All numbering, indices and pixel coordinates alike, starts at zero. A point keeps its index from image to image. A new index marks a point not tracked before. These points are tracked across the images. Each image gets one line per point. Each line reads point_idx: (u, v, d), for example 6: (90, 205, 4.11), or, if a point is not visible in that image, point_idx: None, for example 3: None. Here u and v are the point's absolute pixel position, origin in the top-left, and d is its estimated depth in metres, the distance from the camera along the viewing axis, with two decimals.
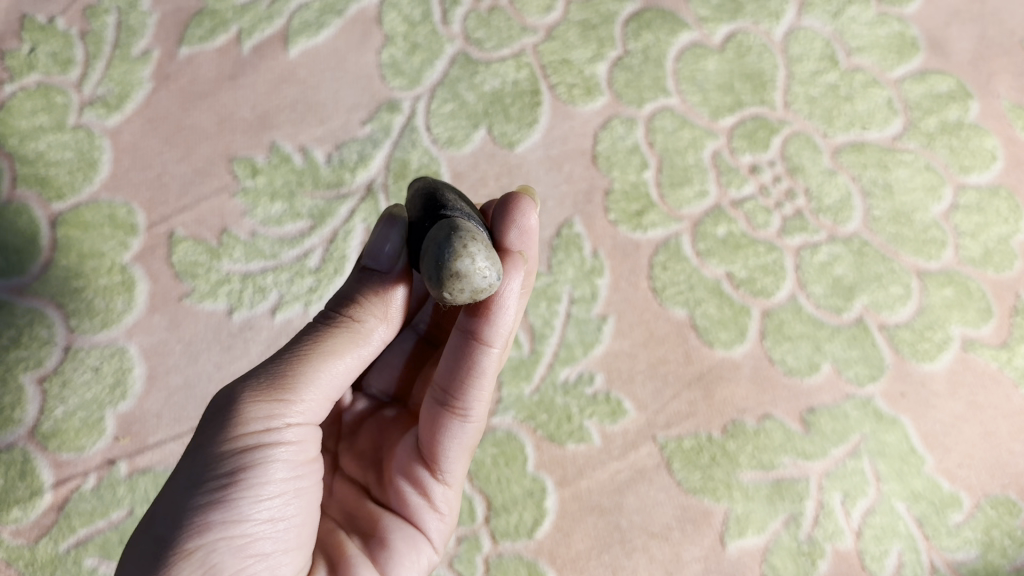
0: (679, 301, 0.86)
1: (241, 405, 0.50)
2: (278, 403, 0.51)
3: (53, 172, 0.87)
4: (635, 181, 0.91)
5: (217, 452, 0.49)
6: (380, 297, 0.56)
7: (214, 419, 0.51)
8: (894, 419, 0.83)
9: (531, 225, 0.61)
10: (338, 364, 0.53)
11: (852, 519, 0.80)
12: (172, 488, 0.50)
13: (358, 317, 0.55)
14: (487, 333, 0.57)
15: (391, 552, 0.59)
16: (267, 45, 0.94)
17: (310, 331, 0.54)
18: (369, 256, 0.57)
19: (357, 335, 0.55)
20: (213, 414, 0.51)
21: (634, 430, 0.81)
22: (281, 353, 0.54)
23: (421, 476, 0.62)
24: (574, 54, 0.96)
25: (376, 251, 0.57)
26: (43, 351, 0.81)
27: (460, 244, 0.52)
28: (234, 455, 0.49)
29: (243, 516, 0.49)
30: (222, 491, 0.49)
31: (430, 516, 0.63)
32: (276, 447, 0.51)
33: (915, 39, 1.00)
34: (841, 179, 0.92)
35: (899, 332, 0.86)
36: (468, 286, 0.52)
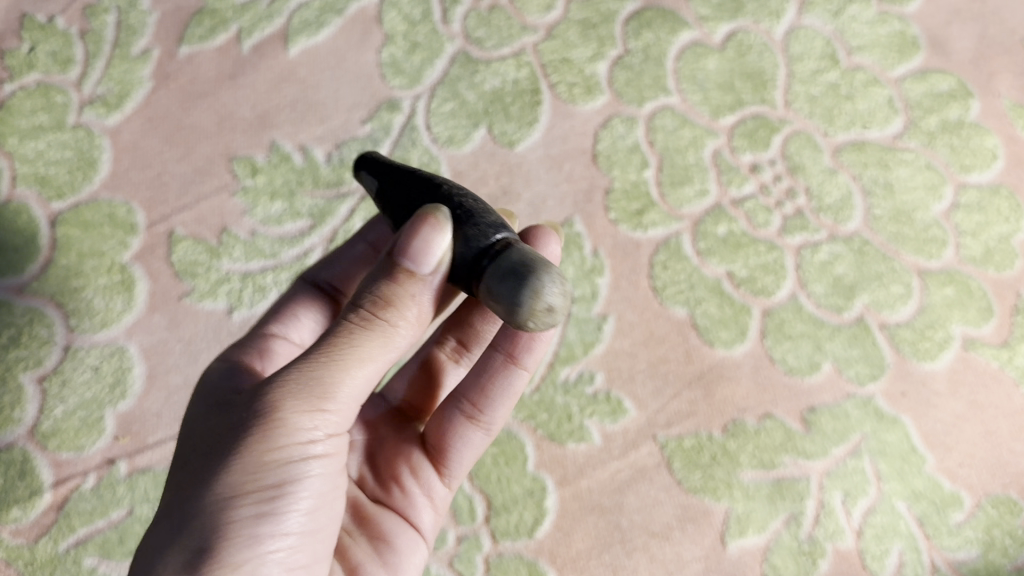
0: (679, 301, 0.86)
1: (281, 418, 0.47)
2: (317, 415, 0.48)
3: (53, 171, 0.87)
4: (635, 180, 0.90)
5: (259, 466, 0.47)
6: (414, 295, 0.51)
7: (248, 429, 0.47)
8: (895, 419, 0.83)
9: (553, 255, 0.69)
10: (374, 371, 0.50)
11: (853, 519, 0.79)
12: (201, 499, 0.47)
13: (393, 320, 0.50)
14: (526, 353, 0.66)
15: (398, 555, 0.61)
16: (267, 44, 0.94)
17: (342, 329, 0.49)
18: (410, 252, 0.51)
19: (392, 340, 0.50)
20: (246, 420, 0.48)
21: (634, 430, 0.81)
22: (311, 351, 0.49)
23: (429, 479, 0.66)
24: (574, 53, 0.96)
25: (418, 252, 0.51)
26: (42, 350, 0.81)
27: (548, 277, 0.51)
28: (276, 470, 0.48)
29: (284, 525, 0.49)
30: (268, 503, 0.48)
31: (426, 514, 0.66)
32: (313, 458, 0.49)
33: (916, 38, 0.99)
34: (842, 179, 0.92)
35: (899, 332, 0.86)
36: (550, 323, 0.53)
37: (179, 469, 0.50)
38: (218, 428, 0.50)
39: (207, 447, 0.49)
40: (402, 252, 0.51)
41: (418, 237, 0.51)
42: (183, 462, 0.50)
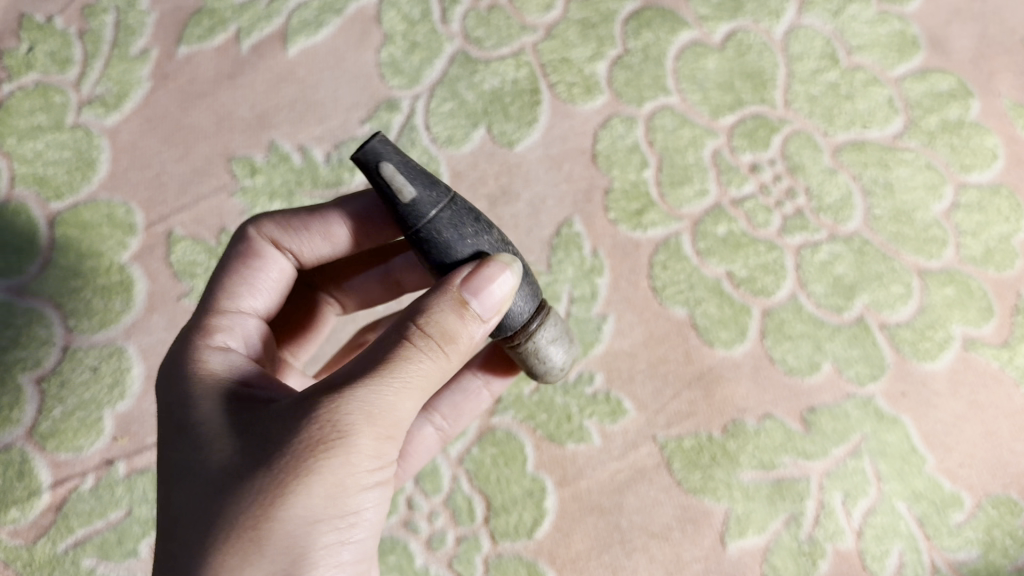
0: (679, 301, 0.86)
1: (359, 443, 0.47)
2: (386, 439, 0.49)
3: (52, 171, 0.87)
4: (635, 180, 0.90)
5: (335, 486, 0.47)
6: (473, 327, 0.52)
7: (324, 449, 0.46)
8: (895, 419, 0.83)
9: None
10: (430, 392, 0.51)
11: (852, 519, 0.79)
12: (275, 519, 0.46)
13: (452, 351, 0.51)
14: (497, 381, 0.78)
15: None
16: (266, 44, 0.94)
17: (411, 355, 0.49)
18: (475, 290, 0.51)
19: (448, 368, 0.51)
20: (319, 441, 0.46)
21: (634, 430, 0.81)
22: (380, 371, 0.48)
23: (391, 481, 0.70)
24: (573, 53, 0.96)
25: (483, 293, 0.51)
26: (42, 350, 0.81)
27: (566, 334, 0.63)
28: (351, 493, 0.48)
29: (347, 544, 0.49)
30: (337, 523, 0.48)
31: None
32: (379, 478, 0.50)
33: (916, 37, 0.99)
34: (842, 179, 0.92)
35: (899, 332, 0.86)
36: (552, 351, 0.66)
37: (220, 477, 0.47)
38: (267, 435, 0.48)
39: (263, 459, 0.46)
40: (469, 288, 0.51)
41: (486, 278, 0.52)
42: (222, 467, 0.47)
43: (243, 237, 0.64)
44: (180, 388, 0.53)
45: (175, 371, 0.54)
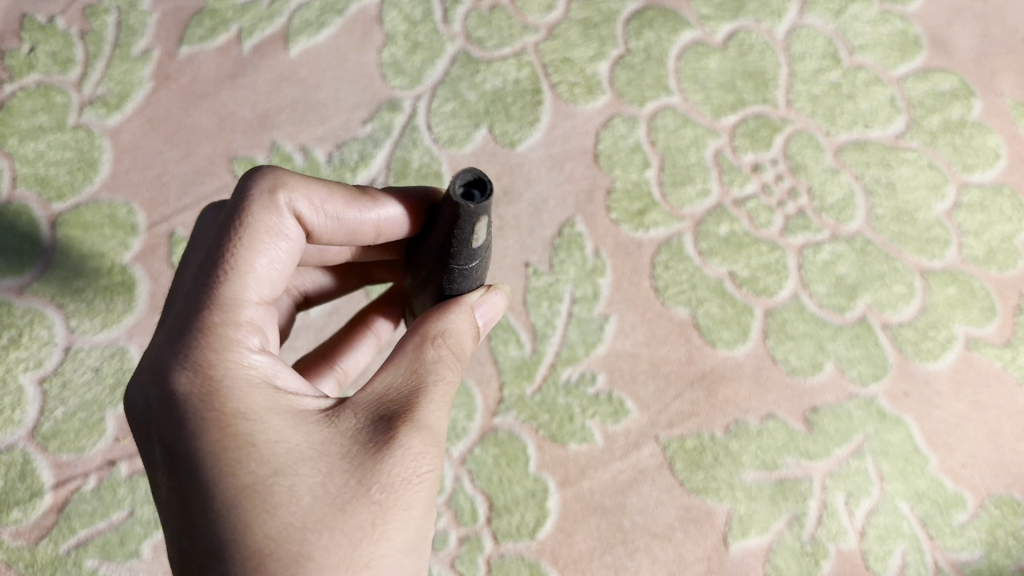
0: (682, 301, 0.86)
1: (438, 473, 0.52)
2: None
3: (53, 172, 0.87)
4: (637, 180, 0.90)
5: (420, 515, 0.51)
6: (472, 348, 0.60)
7: (420, 480, 0.50)
8: (898, 419, 0.83)
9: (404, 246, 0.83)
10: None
11: (855, 520, 0.79)
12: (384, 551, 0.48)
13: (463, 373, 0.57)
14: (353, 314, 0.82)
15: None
16: (268, 44, 0.94)
17: (454, 377, 0.55)
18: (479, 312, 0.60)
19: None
20: (417, 472, 0.50)
21: (637, 430, 0.81)
22: (439, 398, 0.53)
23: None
24: (575, 53, 0.96)
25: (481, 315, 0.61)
26: (43, 351, 0.81)
27: None
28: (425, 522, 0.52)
29: None
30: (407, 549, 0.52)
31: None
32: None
33: (918, 37, 0.99)
34: (844, 178, 0.92)
35: (902, 332, 0.86)
36: None
37: (319, 508, 0.47)
38: (359, 467, 0.49)
39: (369, 493, 0.48)
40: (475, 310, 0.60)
41: (487, 303, 0.61)
42: (318, 497, 0.48)
43: (272, 200, 0.56)
44: (227, 401, 0.50)
45: (215, 376, 0.50)
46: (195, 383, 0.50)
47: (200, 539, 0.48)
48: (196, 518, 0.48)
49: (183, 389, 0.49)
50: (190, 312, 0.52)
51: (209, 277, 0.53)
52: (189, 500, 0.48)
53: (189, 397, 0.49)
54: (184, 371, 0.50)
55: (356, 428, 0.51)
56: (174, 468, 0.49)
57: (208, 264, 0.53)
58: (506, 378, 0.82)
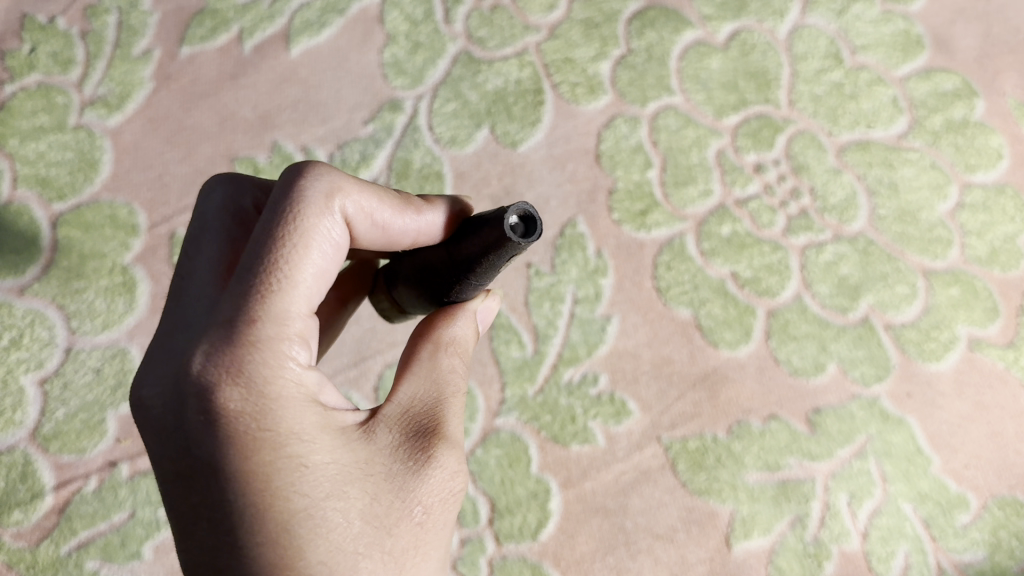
0: (684, 301, 0.86)
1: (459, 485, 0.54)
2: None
3: (54, 172, 0.87)
4: (639, 180, 0.90)
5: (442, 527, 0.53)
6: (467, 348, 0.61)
7: (452, 497, 0.52)
8: (900, 420, 0.83)
9: None
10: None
11: (858, 521, 0.79)
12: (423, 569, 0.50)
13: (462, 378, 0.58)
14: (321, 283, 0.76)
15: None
16: (269, 44, 0.94)
17: (466, 388, 0.56)
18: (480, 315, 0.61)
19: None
20: (451, 489, 0.52)
21: (639, 431, 0.81)
22: (458, 411, 0.55)
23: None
24: (577, 53, 0.95)
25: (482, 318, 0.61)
26: (44, 352, 0.81)
27: None
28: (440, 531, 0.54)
29: None
30: None
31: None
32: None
33: (920, 37, 0.99)
34: (846, 178, 0.92)
35: (905, 332, 0.86)
36: None
37: (370, 531, 0.48)
38: (403, 488, 0.50)
39: (414, 513, 0.50)
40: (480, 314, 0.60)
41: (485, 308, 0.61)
42: (368, 520, 0.48)
43: (327, 204, 0.52)
44: (277, 420, 0.48)
45: (268, 394, 0.48)
46: (248, 401, 0.47)
47: (241, 563, 0.46)
48: (237, 541, 0.47)
49: (234, 406, 0.47)
50: (238, 321, 0.48)
51: (259, 284, 0.48)
52: (228, 522, 0.47)
53: (240, 414, 0.47)
54: (235, 389, 0.47)
55: (393, 445, 0.51)
56: (211, 486, 0.47)
57: (254, 264, 0.49)
58: (509, 378, 0.81)
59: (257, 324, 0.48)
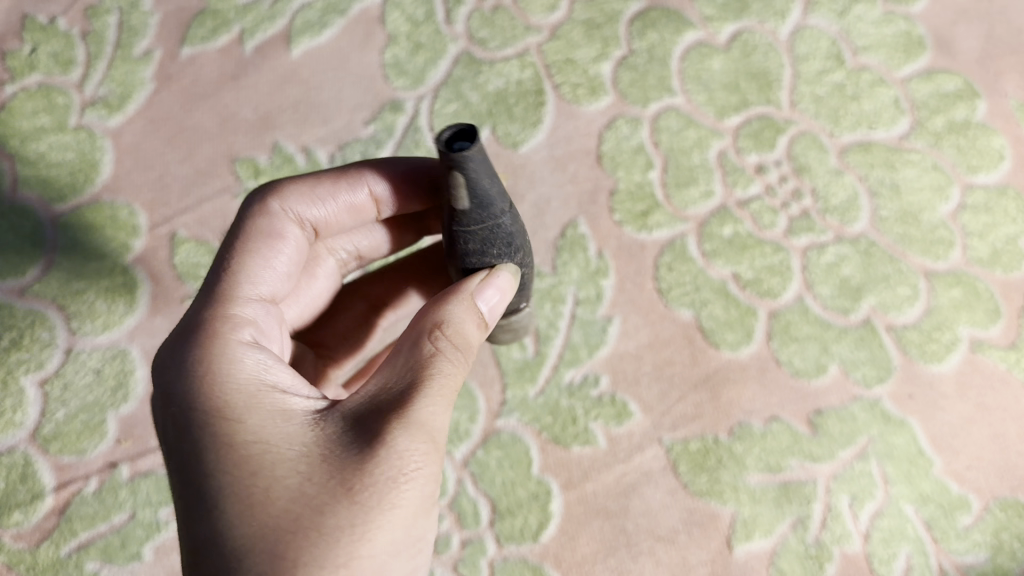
0: (685, 303, 0.85)
1: (431, 470, 0.49)
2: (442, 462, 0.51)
3: (55, 173, 0.87)
4: (640, 181, 0.90)
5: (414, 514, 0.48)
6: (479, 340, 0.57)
7: (405, 479, 0.48)
8: (902, 421, 0.82)
9: None
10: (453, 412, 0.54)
11: (860, 523, 0.79)
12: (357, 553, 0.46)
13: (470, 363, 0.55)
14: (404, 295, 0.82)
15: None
16: (270, 45, 0.94)
17: (454, 369, 0.52)
18: (490, 304, 0.57)
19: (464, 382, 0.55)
20: (401, 469, 0.47)
21: (640, 433, 0.81)
22: (437, 391, 0.51)
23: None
24: (578, 53, 0.95)
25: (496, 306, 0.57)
26: (44, 353, 0.81)
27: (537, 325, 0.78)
28: (418, 523, 0.49)
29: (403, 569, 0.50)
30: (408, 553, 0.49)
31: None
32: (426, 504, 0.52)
33: (922, 38, 0.99)
34: (848, 179, 0.92)
35: (906, 334, 0.86)
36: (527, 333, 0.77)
37: (292, 508, 0.46)
38: (343, 467, 0.47)
39: (347, 491, 0.46)
40: (481, 300, 0.56)
41: (493, 288, 0.57)
42: (292, 496, 0.46)
43: (270, 207, 0.63)
44: (211, 399, 0.50)
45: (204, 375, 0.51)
46: (188, 383, 0.51)
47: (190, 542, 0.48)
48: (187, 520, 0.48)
49: (179, 388, 0.51)
50: (194, 311, 0.56)
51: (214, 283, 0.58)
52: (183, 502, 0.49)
53: (183, 397, 0.51)
54: (178, 373, 0.51)
55: (349, 427, 0.49)
56: (174, 470, 0.50)
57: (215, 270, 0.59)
58: (509, 379, 0.82)
59: (206, 302, 0.57)
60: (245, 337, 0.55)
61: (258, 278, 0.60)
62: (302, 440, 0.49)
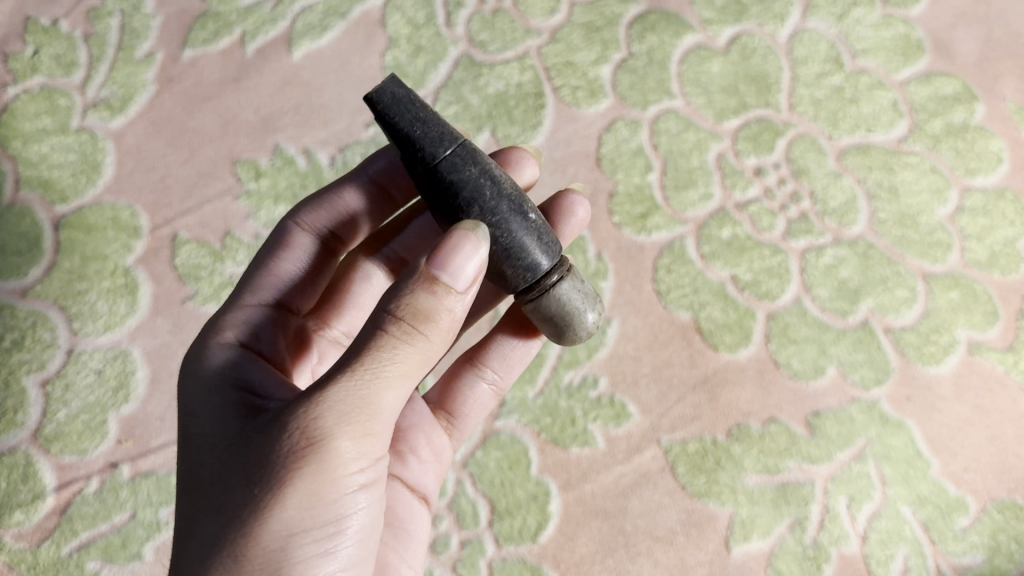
0: (684, 305, 0.86)
1: (333, 449, 0.47)
2: (365, 438, 0.48)
3: (57, 174, 0.88)
4: (639, 183, 0.90)
5: (320, 496, 0.48)
6: (451, 306, 0.50)
7: (296, 459, 0.47)
8: (900, 423, 0.83)
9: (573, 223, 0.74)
10: (410, 384, 0.50)
11: (858, 524, 0.79)
12: (252, 534, 0.47)
13: (431, 331, 0.50)
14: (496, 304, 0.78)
15: (412, 542, 0.66)
16: (271, 48, 0.94)
17: (387, 347, 0.48)
18: (451, 267, 0.50)
19: (427, 352, 0.50)
20: (292, 449, 0.47)
21: (639, 434, 0.81)
22: (356, 374, 0.48)
23: (440, 446, 0.73)
24: (578, 56, 0.96)
25: (459, 267, 0.50)
26: (46, 353, 0.81)
27: (584, 311, 0.60)
28: (328, 501, 0.48)
29: (336, 549, 0.50)
30: (329, 535, 0.49)
31: (435, 481, 0.72)
32: (365, 480, 0.50)
33: (920, 41, 0.99)
34: (846, 182, 0.92)
35: (904, 336, 0.86)
36: (559, 311, 0.59)
37: (214, 492, 0.49)
38: (256, 451, 0.48)
39: (252, 475, 0.48)
40: (440, 264, 0.50)
41: (457, 253, 0.50)
42: (218, 480, 0.49)
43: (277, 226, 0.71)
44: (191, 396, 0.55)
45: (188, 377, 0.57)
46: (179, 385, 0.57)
47: None
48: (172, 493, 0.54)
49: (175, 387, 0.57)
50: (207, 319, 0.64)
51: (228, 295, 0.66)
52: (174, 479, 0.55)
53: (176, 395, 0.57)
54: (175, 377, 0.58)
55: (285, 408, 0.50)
56: None
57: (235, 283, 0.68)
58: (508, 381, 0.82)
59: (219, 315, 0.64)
60: (232, 336, 0.60)
61: (270, 283, 0.67)
62: (241, 428, 0.51)
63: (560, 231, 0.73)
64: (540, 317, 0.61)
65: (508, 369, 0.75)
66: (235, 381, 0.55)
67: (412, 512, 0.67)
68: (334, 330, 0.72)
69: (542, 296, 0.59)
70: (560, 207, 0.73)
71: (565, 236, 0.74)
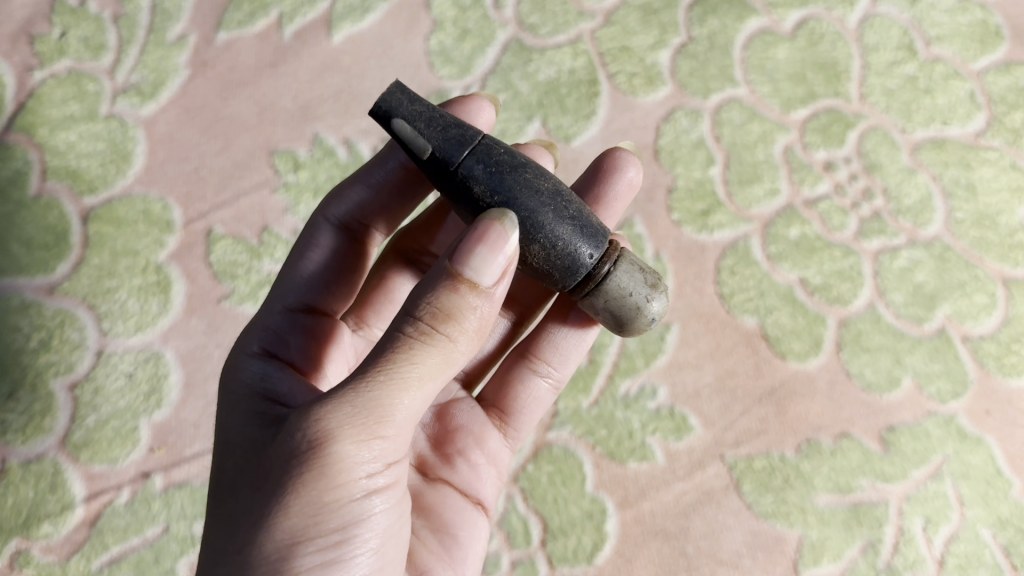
0: (749, 310, 0.81)
1: (335, 452, 0.43)
2: (374, 441, 0.44)
3: (85, 164, 0.83)
4: (700, 178, 0.85)
5: (322, 504, 0.43)
6: (476, 307, 0.46)
7: (297, 463, 0.43)
8: (979, 439, 0.77)
9: (625, 183, 0.69)
10: (431, 389, 0.45)
11: (934, 547, 0.74)
12: (257, 546, 0.44)
13: (453, 333, 0.45)
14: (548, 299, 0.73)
15: (463, 549, 0.62)
16: (309, 31, 0.89)
17: (403, 351, 0.44)
18: (472, 262, 0.45)
19: (452, 354, 0.46)
20: (294, 453, 0.43)
21: (700, 449, 0.76)
22: (365, 377, 0.44)
23: (496, 449, 0.69)
24: (634, 41, 0.90)
25: (481, 262, 0.45)
26: (74, 355, 0.77)
27: (648, 304, 0.55)
28: (334, 509, 0.44)
29: (348, 564, 0.45)
30: (336, 548, 0.44)
31: (495, 488, 0.68)
32: (377, 486, 0.45)
33: (998, 27, 0.93)
34: (921, 179, 0.86)
35: (984, 345, 0.80)
36: (612, 303, 0.55)
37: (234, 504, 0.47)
38: (270, 461, 0.45)
39: (264, 484, 0.45)
40: (462, 260, 0.45)
41: (483, 248, 0.45)
42: (240, 492, 0.47)
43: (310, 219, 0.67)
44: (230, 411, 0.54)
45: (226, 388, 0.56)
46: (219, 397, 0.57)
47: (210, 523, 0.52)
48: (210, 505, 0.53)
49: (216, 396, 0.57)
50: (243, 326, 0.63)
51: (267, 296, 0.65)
52: None
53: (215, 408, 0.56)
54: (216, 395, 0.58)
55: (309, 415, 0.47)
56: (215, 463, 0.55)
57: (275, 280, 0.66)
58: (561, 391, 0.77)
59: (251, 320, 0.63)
60: (256, 352, 0.59)
61: (298, 286, 0.64)
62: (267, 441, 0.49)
63: (608, 192, 0.69)
64: (597, 310, 0.56)
65: (562, 359, 0.70)
66: (267, 396, 0.54)
67: (465, 516, 0.63)
68: (373, 329, 0.69)
69: (595, 291, 0.54)
70: (611, 166, 0.69)
71: (616, 196, 0.69)
